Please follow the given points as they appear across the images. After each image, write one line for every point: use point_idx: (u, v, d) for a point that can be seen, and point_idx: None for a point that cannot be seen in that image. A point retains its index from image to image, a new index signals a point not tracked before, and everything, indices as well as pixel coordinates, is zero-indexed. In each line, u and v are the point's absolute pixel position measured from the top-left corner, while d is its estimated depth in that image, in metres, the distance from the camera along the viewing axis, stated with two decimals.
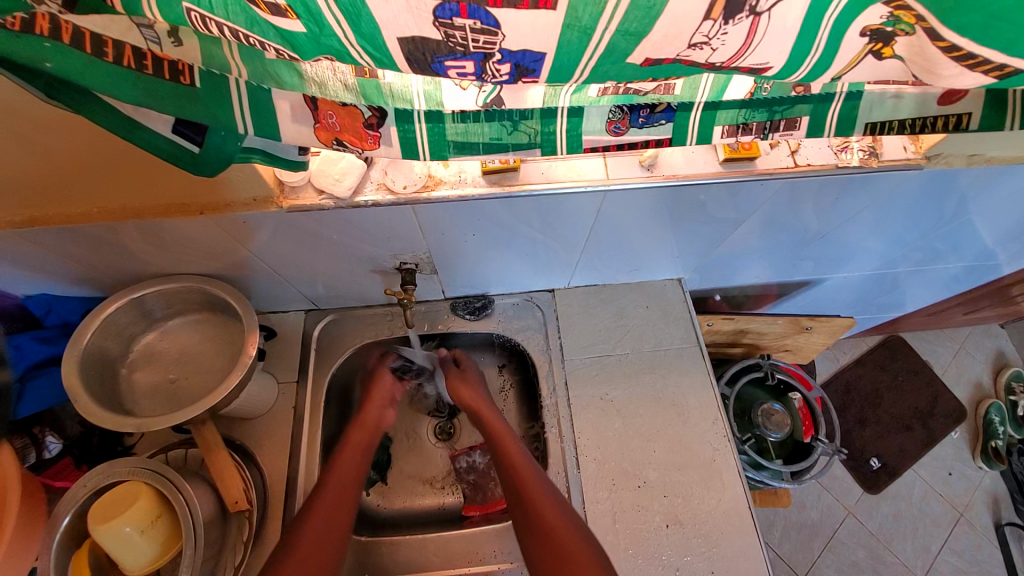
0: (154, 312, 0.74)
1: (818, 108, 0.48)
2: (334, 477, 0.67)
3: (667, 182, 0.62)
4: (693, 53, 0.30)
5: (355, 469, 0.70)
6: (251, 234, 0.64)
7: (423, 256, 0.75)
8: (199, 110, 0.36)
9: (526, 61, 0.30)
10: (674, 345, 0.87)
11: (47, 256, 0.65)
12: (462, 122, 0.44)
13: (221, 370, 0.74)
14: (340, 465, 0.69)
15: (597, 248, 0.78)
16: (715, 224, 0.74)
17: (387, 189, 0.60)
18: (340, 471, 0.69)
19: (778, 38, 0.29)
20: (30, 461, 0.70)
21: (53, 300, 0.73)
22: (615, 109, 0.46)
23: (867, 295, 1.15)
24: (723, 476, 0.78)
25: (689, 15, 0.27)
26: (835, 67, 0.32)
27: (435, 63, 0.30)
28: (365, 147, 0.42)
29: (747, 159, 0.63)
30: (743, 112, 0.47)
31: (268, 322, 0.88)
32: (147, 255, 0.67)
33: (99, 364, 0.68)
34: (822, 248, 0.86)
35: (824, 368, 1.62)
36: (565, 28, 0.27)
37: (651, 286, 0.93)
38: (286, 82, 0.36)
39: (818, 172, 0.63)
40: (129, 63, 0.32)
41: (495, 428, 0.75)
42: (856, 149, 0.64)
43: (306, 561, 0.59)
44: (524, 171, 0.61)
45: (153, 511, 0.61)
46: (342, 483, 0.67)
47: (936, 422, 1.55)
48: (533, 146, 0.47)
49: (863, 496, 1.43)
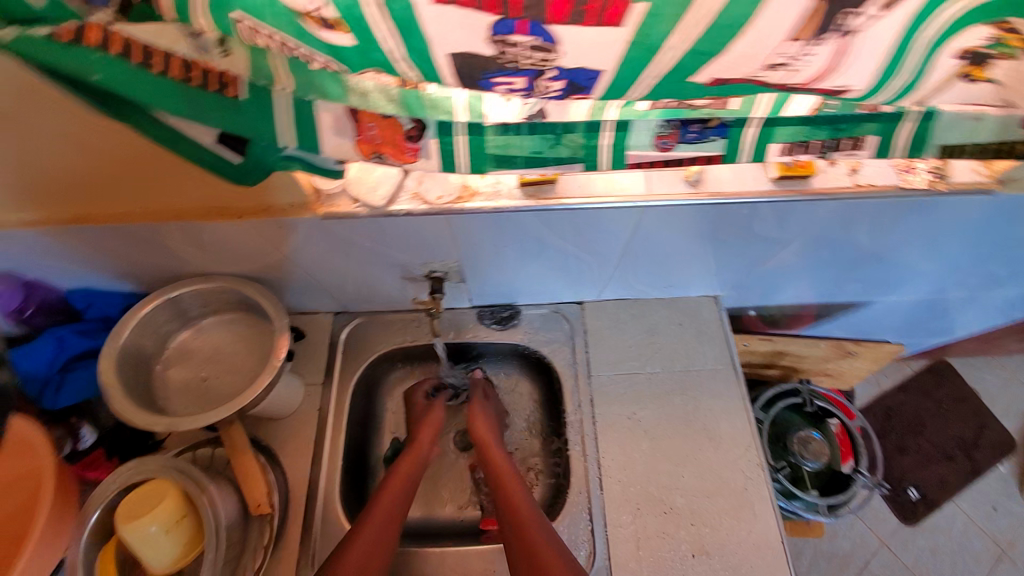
0: (190, 310, 0.75)
1: (885, 127, 0.44)
2: (392, 484, 0.71)
3: (712, 201, 0.59)
4: (769, 75, 0.28)
5: (400, 508, 0.69)
6: (285, 238, 0.64)
7: (453, 265, 0.73)
8: (243, 122, 0.35)
9: (581, 78, 0.28)
10: (707, 365, 0.84)
11: (90, 252, 0.66)
12: (503, 135, 0.43)
13: (250, 372, 0.75)
14: (389, 491, 0.70)
15: (633, 263, 0.76)
16: (757, 242, 0.70)
17: (421, 199, 0.59)
18: (394, 489, 0.71)
19: (865, 61, 0.27)
20: (65, 451, 0.72)
21: (91, 294, 0.75)
22: (663, 124, 0.44)
23: (916, 320, 1.08)
24: (754, 507, 0.74)
25: (769, 39, 0.25)
26: (922, 88, 0.30)
27: (484, 79, 0.28)
28: (404, 160, 0.42)
29: (801, 178, 0.60)
30: (804, 129, 0.45)
31: (297, 322, 0.89)
32: (187, 255, 0.68)
33: (135, 361, 0.69)
34: (874, 269, 0.81)
35: (863, 392, 1.53)
36: (631, 45, 0.26)
37: (685, 302, 0.89)
38: (331, 94, 0.35)
39: (880, 195, 0.60)
40: (176, 75, 0.33)
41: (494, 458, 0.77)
42: (923, 171, 0.61)
43: (369, 539, 0.64)
44: (561, 184, 0.60)
45: (178, 512, 0.62)
46: (395, 500, 0.70)
47: (982, 454, 1.45)
48: (575, 159, 0.46)
49: (899, 528, 1.35)
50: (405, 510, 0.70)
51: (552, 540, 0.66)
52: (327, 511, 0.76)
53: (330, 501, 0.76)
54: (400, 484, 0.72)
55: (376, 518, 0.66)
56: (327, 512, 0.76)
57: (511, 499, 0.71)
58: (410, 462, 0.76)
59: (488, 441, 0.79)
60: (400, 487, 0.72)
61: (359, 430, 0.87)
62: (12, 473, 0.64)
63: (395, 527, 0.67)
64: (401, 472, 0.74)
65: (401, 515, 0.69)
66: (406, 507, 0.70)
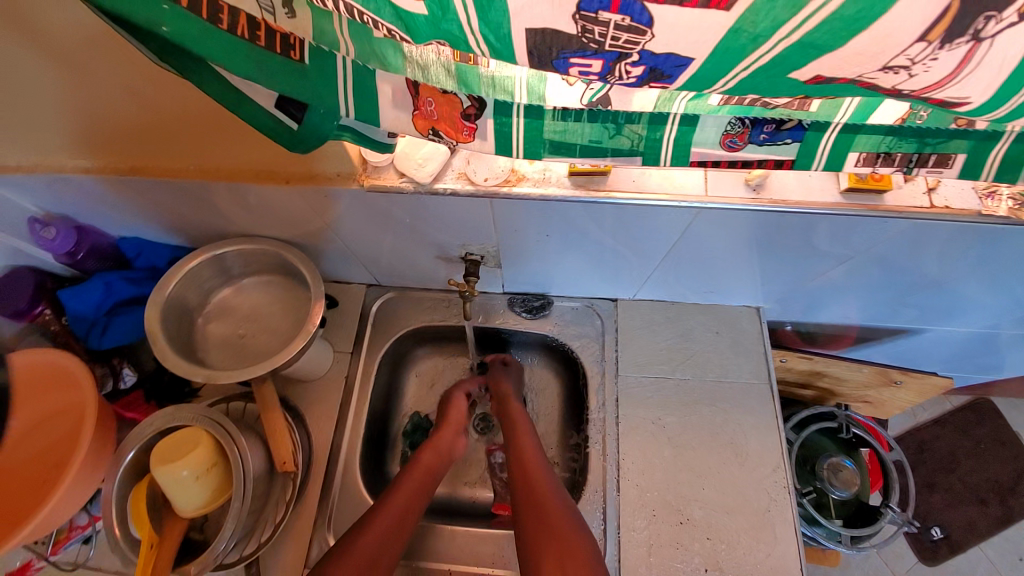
0: (233, 269, 0.77)
1: (978, 145, 0.40)
2: (413, 474, 0.71)
3: (772, 208, 0.56)
4: (881, 77, 0.25)
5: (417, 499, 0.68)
6: (329, 207, 0.64)
7: (491, 249, 0.72)
8: (305, 86, 0.34)
9: (665, 65, 0.26)
10: (741, 378, 0.81)
11: (144, 203, 0.68)
12: (562, 121, 0.41)
13: (286, 333, 0.76)
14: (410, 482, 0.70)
15: (676, 265, 0.73)
16: (812, 257, 0.66)
17: (467, 179, 0.58)
18: (416, 476, 0.71)
19: (991, 74, 0.24)
20: (107, 389, 0.76)
21: (143, 244, 0.77)
22: (734, 121, 0.41)
23: (969, 355, 1.01)
24: (774, 528, 0.72)
25: (898, 37, 0.22)
26: None
27: (559, 59, 0.26)
28: (460, 139, 0.41)
29: (874, 192, 0.56)
30: (888, 139, 0.41)
31: (331, 290, 0.90)
32: (233, 215, 0.69)
33: (178, 312, 0.72)
34: (935, 297, 0.75)
35: (898, 422, 1.46)
36: (733, 33, 0.23)
37: (724, 311, 0.86)
38: (391, 64, 0.34)
39: (955, 218, 0.55)
40: (243, 33, 0.31)
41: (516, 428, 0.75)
42: (1005, 198, 0.55)
43: (383, 527, 0.64)
44: (613, 177, 0.57)
45: (210, 459, 0.65)
46: (415, 491, 0.69)
47: (1018, 501, 1.37)
48: (635, 153, 0.43)
49: (918, 566, 1.30)
50: (422, 500, 0.69)
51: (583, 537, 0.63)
52: (346, 477, 0.78)
53: (348, 478, 0.78)
54: (420, 476, 0.71)
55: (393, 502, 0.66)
56: (348, 480, 0.78)
57: (537, 493, 0.67)
58: (434, 454, 0.75)
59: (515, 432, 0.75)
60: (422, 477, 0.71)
61: (381, 402, 0.88)
62: (62, 404, 0.68)
63: (408, 521, 0.66)
64: (425, 459, 0.73)
65: (418, 507, 0.68)
66: (424, 500, 0.69)
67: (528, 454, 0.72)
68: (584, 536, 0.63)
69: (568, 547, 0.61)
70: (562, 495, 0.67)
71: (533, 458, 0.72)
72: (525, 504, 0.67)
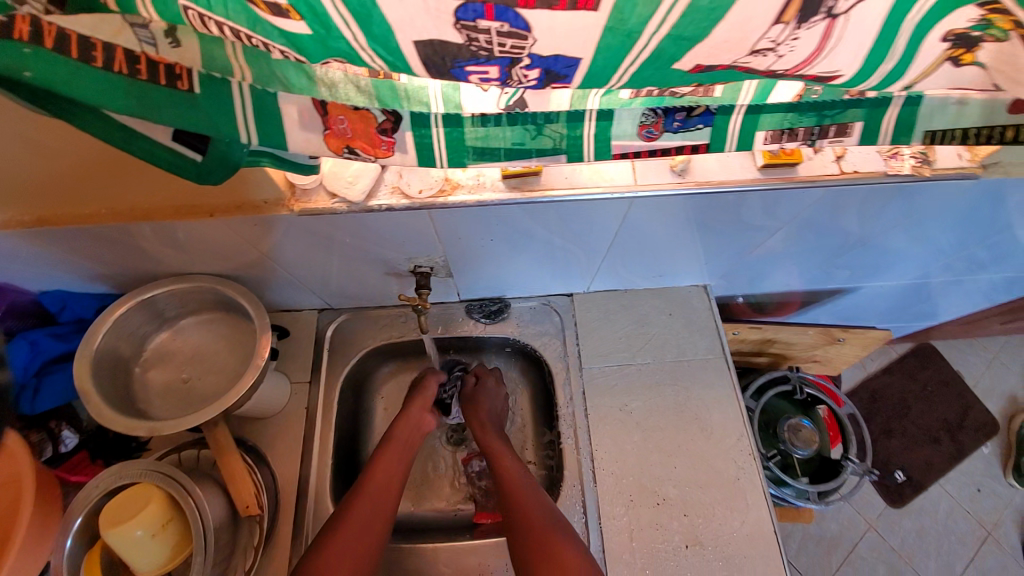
0: (167, 311, 0.73)
1: (871, 112, 0.44)
2: (383, 462, 0.71)
3: (700, 189, 0.58)
4: (754, 60, 0.27)
5: (393, 484, 0.70)
6: (264, 235, 0.62)
7: (439, 259, 0.72)
8: (199, 117, 0.33)
9: (558, 66, 0.27)
10: (697, 355, 0.84)
11: (60, 254, 0.63)
12: (483, 126, 0.41)
13: (234, 371, 0.73)
14: (377, 475, 0.69)
15: (621, 254, 0.75)
16: (746, 230, 0.69)
17: (401, 193, 0.57)
18: (384, 466, 0.71)
19: (853, 45, 0.26)
20: (46, 455, 0.70)
21: (66, 295, 0.72)
22: (647, 113, 0.43)
23: (902, 305, 1.09)
24: (745, 496, 0.75)
25: (756, 21, 0.24)
26: (910, 74, 0.29)
27: (456, 68, 0.26)
28: (379, 154, 0.40)
29: (788, 165, 0.59)
30: (789, 116, 0.44)
31: (281, 321, 0.87)
32: (161, 255, 0.66)
33: (111, 365, 0.67)
34: (861, 255, 0.80)
35: (850, 376, 1.55)
36: (608, 31, 0.24)
37: (674, 292, 0.89)
38: (294, 84, 0.33)
39: (865, 180, 0.59)
40: (121, 69, 0.30)
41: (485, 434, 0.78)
42: (908, 156, 0.60)
43: (365, 517, 0.65)
44: (546, 176, 0.58)
45: (164, 515, 0.61)
46: (389, 470, 0.71)
47: (964, 435, 1.48)
48: (559, 152, 0.44)
49: (886, 509, 1.38)
50: (400, 482, 0.71)
51: (577, 551, 0.64)
52: (321, 493, 0.76)
53: (321, 506, 0.76)
54: (393, 459, 0.72)
55: (361, 509, 0.65)
56: (320, 496, 0.76)
57: (528, 515, 0.67)
58: (407, 429, 0.75)
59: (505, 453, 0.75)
60: (391, 465, 0.71)
61: (348, 428, 0.86)
62: None
63: (384, 511, 0.67)
64: (392, 447, 0.73)
65: (393, 498, 0.68)
66: (401, 482, 0.71)
67: (503, 460, 0.74)
68: (560, 525, 0.67)
69: (547, 546, 0.64)
70: (539, 494, 0.70)
71: (510, 465, 0.74)
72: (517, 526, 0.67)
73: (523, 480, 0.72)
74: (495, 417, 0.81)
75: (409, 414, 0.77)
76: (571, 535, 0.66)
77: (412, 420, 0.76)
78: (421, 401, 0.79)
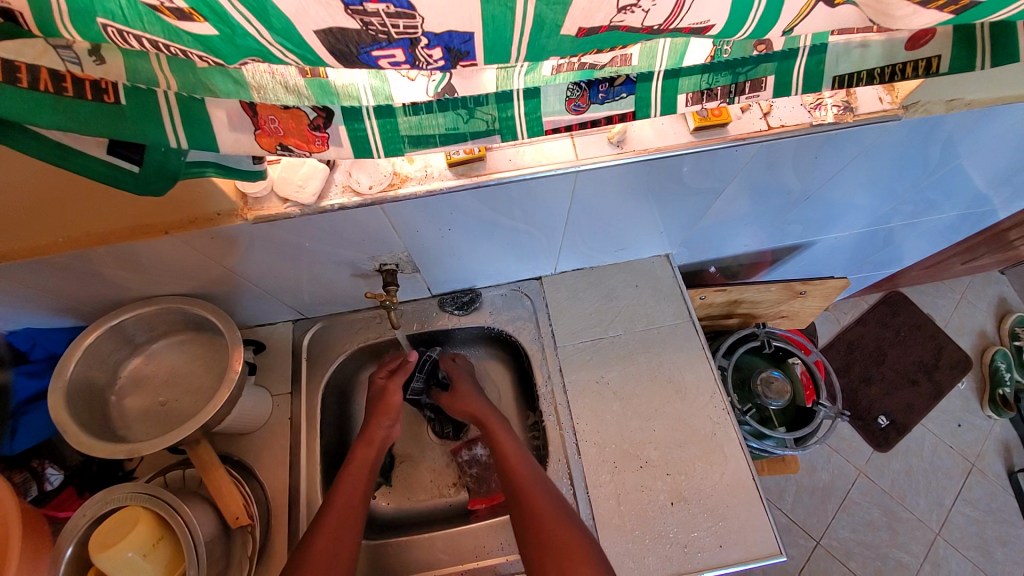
0: (137, 336, 0.74)
1: (781, 65, 0.46)
2: (348, 479, 0.71)
3: (639, 157, 0.60)
4: (627, 19, 0.29)
5: (357, 495, 0.69)
6: (226, 249, 0.63)
7: (402, 255, 0.73)
8: (126, 127, 0.35)
9: (455, 42, 0.29)
10: (667, 321, 0.86)
11: (24, 291, 0.64)
12: (415, 115, 0.42)
13: (211, 389, 0.74)
14: (344, 489, 0.69)
15: (578, 230, 0.77)
16: (695, 195, 0.72)
17: (353, 191, 0.58)
18: (349, 480, 0.71)
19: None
20: (32, 494, 0.69)
21: (36, 332, 0.72)
22: (572, 87, 0.45)
23: (861, 253, 1.13)
24: (723, 449, 0.78)
25: None
26: (785, 18, 0.31)
27: (361, 54, 0.29)
28: (314, 149, 0.41)
29: (719, 126, 0.62)
30: (705, 77, 0.46)
31: (256, 335, 0.87)
32: (125, 280, 0.67)
33: (86, 394, 0.68)
34: (808, 209, 0.84)
35: (825, 331, 1.60)
36: (486, 3, 0.27)
37: (638, 264, 0.92)
38: (220, 89, 0.35)
39: (791, 133, 0.62)
40: (47, 87, 0.32)
41: (491, 428, 0.77)
42: (831, 105, 0.63)
43: (334, 529, 0.64)
44: (490, 160, 0.60)
45: (154, 535, 0.61)
46: (353, 484, 0.70)
47: (941, 374, 1.53)
48: (492, 133, 0.46)
49: (874, 454, 1.43)
50: (365, 496, 0.70)
51: (581, 534, 0.63)
52: (311, 496, 0.78)
53: (312, 501, 0.78)
54: (355, 475, 0.72)
55: (337, 510, 0.66)
56: (310, 491, 0.78)
57: (549, 527, 0.64)
58: (366, 446, 0.76)
59: (520, 462, 0.71)
60: (353, 483, 0.70)
61: (333, 434, 0.87)
62: None
63: (354, 522, 0.66)
64: (355, 461, 0.73)
65: (358, 506, 0.68)
66: (365, 494, 0.71)
67: (507, 453, 0.74)
68: (563, 508, 0.67)
69: (551, 531, 0.64)
70: (545, 483, 0.70)
71: (514, 454, 0.73)
72: (538, 536, 0.64)
73: (540, 490, 0.68)
74: (489, 407, 0.81)
75: (376, 429, 0.77)
76: (574, 518, 0.65)
77: (376, 435, 0.77)
78: (384, 415, 0.78)
